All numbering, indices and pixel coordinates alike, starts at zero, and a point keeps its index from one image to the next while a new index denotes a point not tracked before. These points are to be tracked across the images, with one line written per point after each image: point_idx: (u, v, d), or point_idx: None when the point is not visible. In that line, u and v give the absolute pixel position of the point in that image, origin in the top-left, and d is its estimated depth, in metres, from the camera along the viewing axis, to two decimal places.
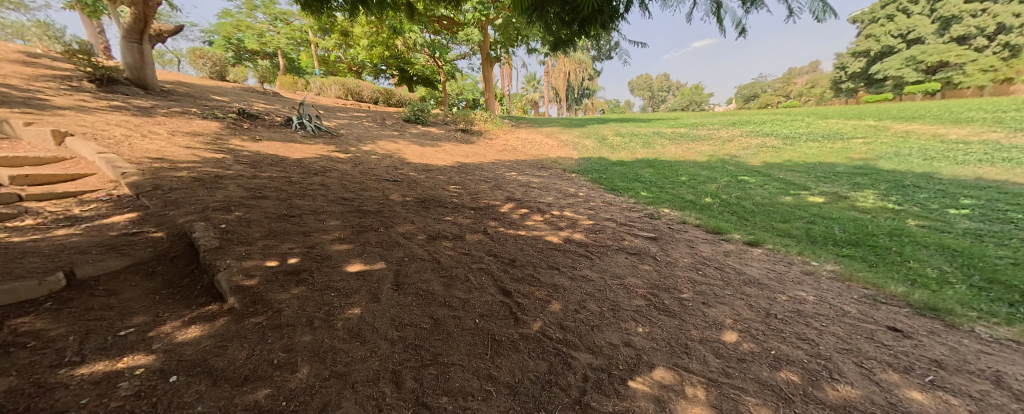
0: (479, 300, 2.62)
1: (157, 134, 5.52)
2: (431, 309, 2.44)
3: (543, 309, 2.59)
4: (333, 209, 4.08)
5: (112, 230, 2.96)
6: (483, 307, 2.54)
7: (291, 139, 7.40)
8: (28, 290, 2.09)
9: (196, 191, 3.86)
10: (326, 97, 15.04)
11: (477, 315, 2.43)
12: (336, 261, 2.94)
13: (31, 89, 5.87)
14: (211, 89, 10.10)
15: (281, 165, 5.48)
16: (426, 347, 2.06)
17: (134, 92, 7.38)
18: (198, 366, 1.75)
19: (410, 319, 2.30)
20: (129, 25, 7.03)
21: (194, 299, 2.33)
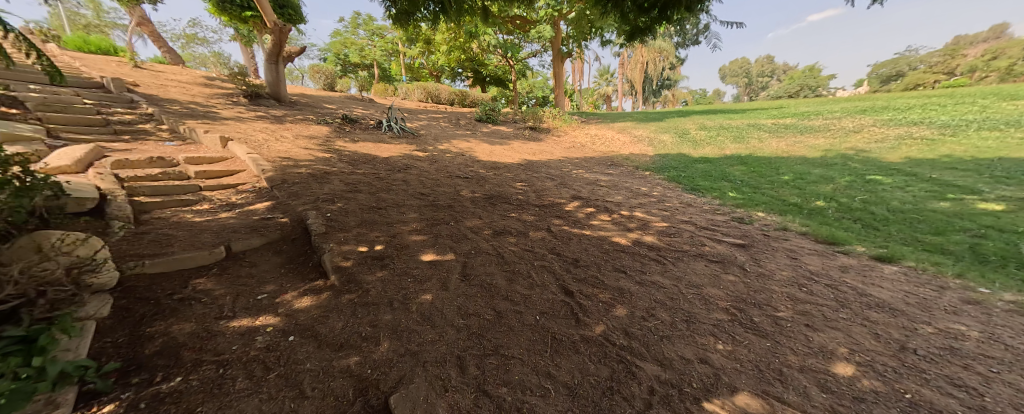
0: (540, 297, 2.63)
1: (286, 137, 6.78)
2: (494, 301, 2.53)
3: (607, 313, 2.48)
4: (412, 203, 4.51)
5: (254, 214, 3.74)
6: (544, 304, 2.55)
7: (381, 140, 8.39)
8: (204, 258, 2.82)
9: (310, 184, 4.65)
10: (411, 101, 16.63)
11: (538, 312, 2.44)
12: (413, 250, 3.25)
13: (208, 105, 7.75)
14: (323, 99, 12.00)
15: (372, 163, 6.26)
16: (488, 337, 2.15)
17: (272, 104, 9.19)
18: (307, 330, 2.12)
19: (475, 309, 2.43)
20: (269, 50, 8.74)
21: (306, 274, 2.82)
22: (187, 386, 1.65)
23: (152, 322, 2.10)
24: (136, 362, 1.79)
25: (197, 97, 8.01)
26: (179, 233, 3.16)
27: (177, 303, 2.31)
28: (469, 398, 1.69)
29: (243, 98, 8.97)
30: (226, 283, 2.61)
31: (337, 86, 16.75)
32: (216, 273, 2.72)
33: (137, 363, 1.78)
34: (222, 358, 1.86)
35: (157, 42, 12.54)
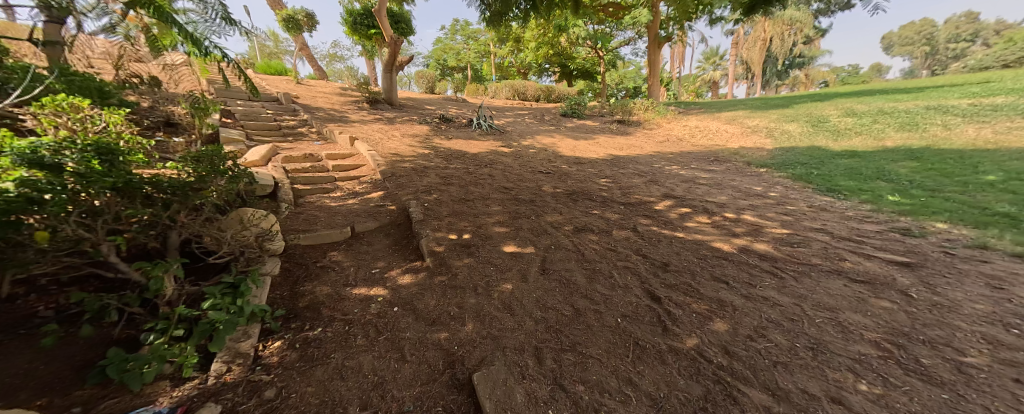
0: (623, 300, 2.49)
1: (395, 136, 7.84)
2: (573, 298, 2.50)
3: (703, 326, 2.20)
4: (497, 196, 4.74)
5: (370, 202, 4.46)
6: (627, 307, 2.40)
7: (472, 137, 9.01)
8: (337, 235, 3.48)
9: (412, 177, 5.29)
10: (499, 99, 17.39)
11: (619, 315, 2.31)
12: (496, 241, 3.42)
13: (341, 111, 9.46)
14: (425, 101, 13.47)
15: (463, 158, 6.79)
16: (566, 333, 2.14)
17: (386, 108, 10.73)
18: (407, 303, 2.45)
19: (553, 304, 2.44)
20: (386, 61, 10.19)
21: (407, 255, 3.24)
22: (324, 337, 2.12)
23: (302, 283, 2.72)
24: (293, 313, 2.37)
25: (334, 105, 9.85)
26: (320, 214, 3.97)
27: (318, 270, 2.93)
28: (546, 389, 1.72)
29: (365, 104, 10.68)
30: (350, 258, 3.19)
31: (436, 89, 18.57)
32: (343, 248, 3.34)
33: (294, 314, 2.36)
34: (346, 318, 2.31)
35: (309, 62, 15.81)
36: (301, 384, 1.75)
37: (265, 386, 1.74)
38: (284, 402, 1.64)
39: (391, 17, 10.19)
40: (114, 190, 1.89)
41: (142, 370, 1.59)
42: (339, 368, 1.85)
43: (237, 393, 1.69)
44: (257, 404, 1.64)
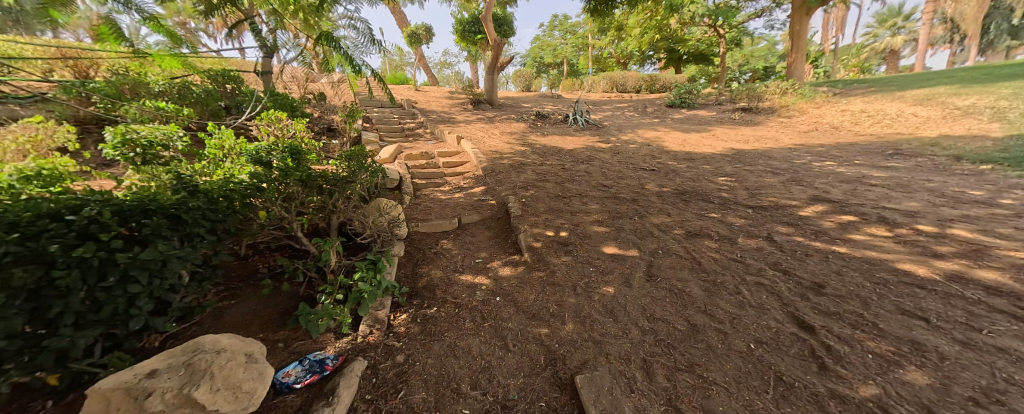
0: (755, 322, 2.13)
1: (495, 134, 8.31)
2: (689, 312, 2.25)
3: (885, 373, 1.72)
4: (594, 194, 4.59)
5: (474, 196, 4.84)
6: (761, 332, 2.05)
7: (567, 133, 8.92)
8: (447, 225, 3.89)
9: (511, 174, 5.53)
10: (596, 92, 16.74)
11: (752, 340, 1.99)
12: (595, 241, 3.32)
13: (450, 112, 10.49)
14: (522, 99, 13.91)
15: (559, 155, 6.78)
16: (681, 350, 1.94)
17: (487, 108, 11.47)
18: (508, 295, 2.58)
19: (664, 315, 2.24)
20: (488, 63, 10.86)
21: (507, 248, 3.42)
22: (439, 316, 2.41)
23: (421, 266, 3.14)
24: (415, 291, 2.76)
25: (443, 107, 11.00)
26: (433, 205, 4.50)
27: (432, 255, 3.34)
28: (658, 409, 1.60)
29: (469, 105, 11.61)
30: (457, 246, 3.53)
31: (532, 86, 18.96)
32: (452, 238, 3.72)
33: (415, 292, 2.74)
34: (456, 302, 2.58)
35: (424, 71, 17.96)
36: (423, 355, 2.03)
37: (396, 351, 2.08)
38: (411, 367, 1.94)
39: (494, 21, 10.78)
40: (297, 182, 2.61)
41: (319, 322, 2.09)
42: (452, 346, 2.08)
43: (377, 353, 2.07)
44: (391, 365, 1.98)
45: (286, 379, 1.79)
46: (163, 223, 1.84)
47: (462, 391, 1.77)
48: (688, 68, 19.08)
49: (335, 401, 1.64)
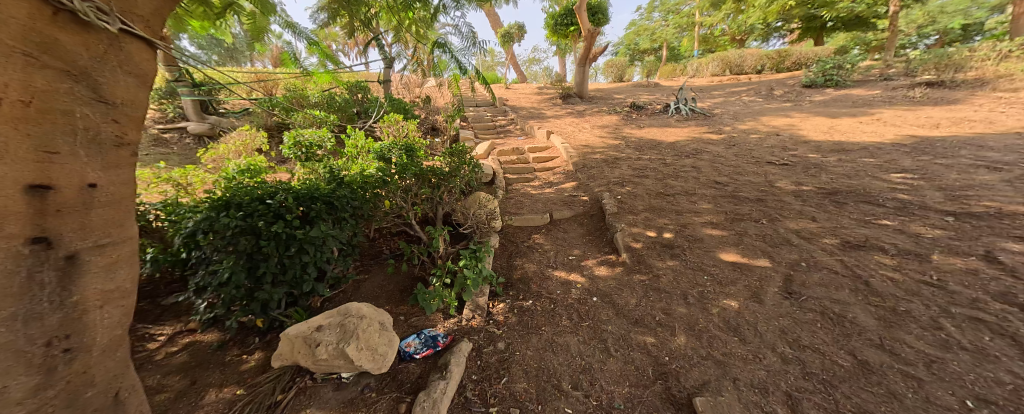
0: (970, 373, 1.68)
1: (586, 128, 8.08)
2: (855, 345, 1.93)
3: None
4: (704, 192, 4.15)
5: (565, 191, 4.80)
6: (982, 387, 1.61)
7: (668, 124, 8.15)
8: (538, 220, 3.94)
9: (604, 169, 5.32)
10: (702, 77, 14.85)
11: (968, 395, 1.58)
12: (708, 245, 3.09)
13: (540, 107, 10.60)
14: (615, 90, 13.20)
15: (659, 148, 6.29)
16: (842, 391, 1.69)
17: (577, 101, 11.23)
18: (606, 296, 2.61)
19: (815, 344, 1.97)
20: (580, 55, 10.59)
21: (602, 247, 3.39)
22: (535, 310, 2.52)
23: (515, 258, 3.25)
24: (510, 282, 2.89)
25: (532, 103, 11.16)
26: (524, 200, 4.60)
27: (525, 248, 3.43)
28: None
29: (558, 99, 11.51)
30: (549, 242, 3.56)
31: (625, 75, 17.78)
32: (544, 232, 3.76)
33: (511, 283, 2.87)
34: (551, 297, 2.65)
35: (514, 67, 18.45)
36: (522, 346, 2.17)
37: (497, 338, 2.25)
38: (511, 356, 2.10)
39: (589, 10, 10.37)
40: (412, 176, 2.96)
41: (431, 302, 2.33)
42: (550, 342, 2.20)
43: (480, 337, 2.25)
44: (493, 351, 2.15)
45: (408, 349, 2.07)
46: (323, 208, 2.30)
47: (564, 389, 1.87)
48: (832, 38, 15.31)
49: (449, 376, 1.87)
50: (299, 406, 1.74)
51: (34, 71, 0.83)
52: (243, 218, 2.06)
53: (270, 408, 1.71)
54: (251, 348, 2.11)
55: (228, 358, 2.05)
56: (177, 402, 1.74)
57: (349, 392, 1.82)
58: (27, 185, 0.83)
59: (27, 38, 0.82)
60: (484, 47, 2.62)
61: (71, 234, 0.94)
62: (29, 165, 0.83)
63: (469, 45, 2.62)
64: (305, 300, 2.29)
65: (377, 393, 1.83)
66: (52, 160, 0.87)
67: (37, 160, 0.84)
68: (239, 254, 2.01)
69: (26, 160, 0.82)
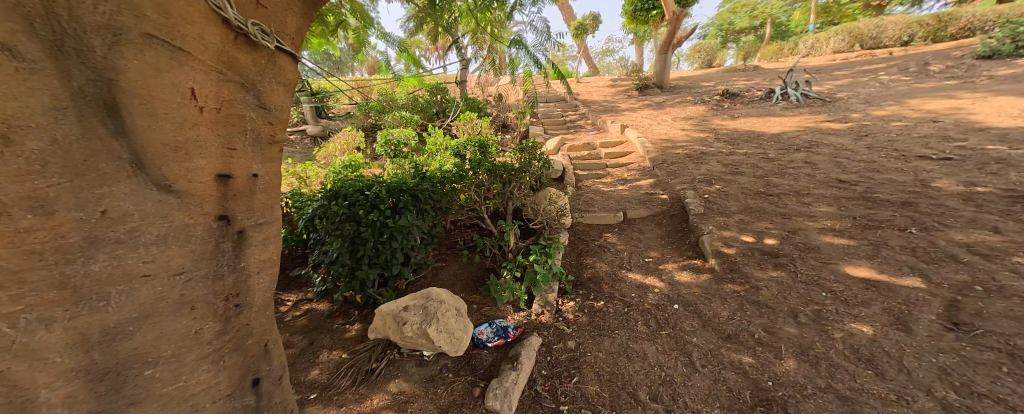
0: None
1: (666, 121, 7.45)
2: None
3: None
4: (824, 192, 3.63)
5: (640, 189, 4.50)
6: None
7: (771, 113, 7.09)
8: (610, 219, 3.76)
9: (688, 165, 4.86)
10: (818, 56, 12.61)
11: None
12: (828, 256, 2.70)
13: (614, 100, 10.12)
14: (702, 77, 11.92)
15: (757, 141, 5.54)
16: None
17: (657, 92, 10.44)
18: (690, 304, 2.45)
19: (993, 393, 1.56)
20: (663, 42, 9.86)
21: (684, 250, 3.16)
22: (607, 311, 2.42)
23: (585, 256, 3.15)
24: (580, 280, 2.81)
25: (605, 96, 10.70)
26: (596, 197, 4.42)
27: (596, 247, 3.30)
28: None
29: (634, 91, 10.83)
30: (623, 242, 3.38)
31: (714, 60, 15.86)
32: (617, 232, 3.58)
33: (581, 282, 2.80)
34: (625, 300, 2.53)
35: (587, 60, 17.89)
36: (593, 347, 2.11)
37: (567, 336, 2.21)
38: (583, 357, 2.05)
39: None
40: (485, 171, 3.07)
41: (502, 293, 2.40)
42: (624, 346, 2.10)
43: (550, 333, 2.24)
44: (563, 348, 2.12)
45: (480, 337, 2.16)
46: (409, 200, 2.52)
47: (640, 399, 1.77)
48: None
49: (519, 367, 1.90)
50: (389, 376, 1.96)
51: (217, 76, 0.80)
52: (348, 207, 2.38)
53: (366, 374, 1.98)
54: (351, 320, 2.45)
55: (335, 325, 2.41)
56: (298, 359, 2.15)
57: (429, 370, 1.99)
58: (214, 187, 0.82)
59: (217, 55, 0.79)
60: (559, 41, 2.55)
61: (242, 214, 0.92)
62: (217, 160, 0.83)
63: (543, 40, 2.57)
64: (394, 282, 2.55)
65: (453, 375, 1.95)
66: (233, 157, 0.86)
67: (221, 156, 0.83)
68: (344, 238, 2.34)
69: (216, 160, 0.82)
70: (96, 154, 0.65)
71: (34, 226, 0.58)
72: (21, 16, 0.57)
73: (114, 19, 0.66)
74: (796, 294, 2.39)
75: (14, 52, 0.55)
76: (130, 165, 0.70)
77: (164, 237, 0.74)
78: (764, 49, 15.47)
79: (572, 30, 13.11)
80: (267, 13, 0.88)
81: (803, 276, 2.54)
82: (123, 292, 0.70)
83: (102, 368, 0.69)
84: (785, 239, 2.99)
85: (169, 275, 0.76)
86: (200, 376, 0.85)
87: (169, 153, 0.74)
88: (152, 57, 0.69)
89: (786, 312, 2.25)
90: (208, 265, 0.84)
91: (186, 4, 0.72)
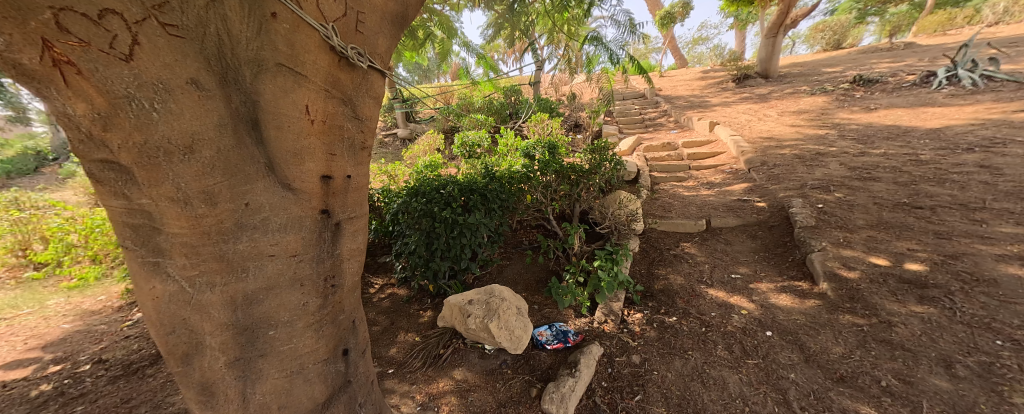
0: None
1: (770, 116, 6.42)
2: None
3: None
4: (1010, 206, 2.72)
5: (731, 195, 3.96)
6: None
7: (927, 102, 5.56)
8: (690, 227, 3.40)
9: (797, 168, 4.11)
10: (1014, 27, 9.61)
11: None
12: (1010, 293, 2.02)
13: (703, 94, 9.10)
14: (824, 62, 9.93)
15: (901, 138, 4.41)
16: None
17: (759, 82, 9.05)
18: (788, 332, 2.09)
19: None
20: (773, 22, 8.53)
21: (785, 269, 2.69)
22: (680, 328, 2.21)
23: (657, 266, 2.91)
24: (650, 292, 2.62)
25: (694, 90, 9.65)
26: (674, 202, 4.04)
27: (672, 256, 3.02)
28: None
29: (730, 82, 9.53)
30: (704, 254, 3.03)
31: (845, 40, 12.91)
32: (697, 241, 3.22)
33: (651, 293, 2.60)
34: (703, 319, 2.28)
35: (673, 51, 16.48)
36: (662, 366, 1.95)
37: (632, 349, 2.09)
38: (648, 374, 1.91)
39: None
40: (553, 172, 3.06)
41: (564, 297, 2.36)
42: (699, 370, 1.89)
43: (613, 344, 2.15)
44: (627, 362, 2.01)
45: (540, 338, 2.17)
46: (478, 199, 2.66)
47: None
48: None
49: (577, 375, 1.85)
50: (454, 363, 2.12)
51: (325, 94, 0.93)
52: (425, 203, 2.61)
53: (435, 358, 2.17)
54: (425, 307, 2.71)
55: (411, 310, 2.69)
56: (381, 336, 2.46)
57: (491, 363, 2.08)
58: (318, 186, 0.98)
59: (326, 77, 0.92)
60: (643, 33, 2.41)
61: (340, 208, 1.07)
62: (322, 164, 0.98)
63: (624, 33, 2.45)
64: (462, 275, 2.74)
65: (512, 372, 2.01)
66: (333, 161, 1.00)
67: (324, 159, 0.98)
68: (421, 231, 2.58)
69: (320, 163, 0.97)
70: (244, 159, 0.85)
71: (206, 215, 0.80)
72: (204, 57, 0.77)
73: (260, 54, 0.83)
74: (951, 338, 1.84)
75: (199, 85, 0.74)
76: (264, 168, 0.89)
77: (284, 225, 0.92)
78: (923, 19, 12.12)
79: (658, 20, 12.12)
80: (365, 36, 0.98)
81: (966, 316, 1.94)
82: (256, 267, 0.90)
83: (241, 323, 0.92)
84: (939, 265, 2.32)
85: (287, 256, 0.94)
86: (306, 341, 1.04)
87: (289, 158, 0.92)
88: (282, 81, 0.86)
89: (934, 359, 1.75)
90: (314, 250, 1.00)
91: (305, 36, 0.86)
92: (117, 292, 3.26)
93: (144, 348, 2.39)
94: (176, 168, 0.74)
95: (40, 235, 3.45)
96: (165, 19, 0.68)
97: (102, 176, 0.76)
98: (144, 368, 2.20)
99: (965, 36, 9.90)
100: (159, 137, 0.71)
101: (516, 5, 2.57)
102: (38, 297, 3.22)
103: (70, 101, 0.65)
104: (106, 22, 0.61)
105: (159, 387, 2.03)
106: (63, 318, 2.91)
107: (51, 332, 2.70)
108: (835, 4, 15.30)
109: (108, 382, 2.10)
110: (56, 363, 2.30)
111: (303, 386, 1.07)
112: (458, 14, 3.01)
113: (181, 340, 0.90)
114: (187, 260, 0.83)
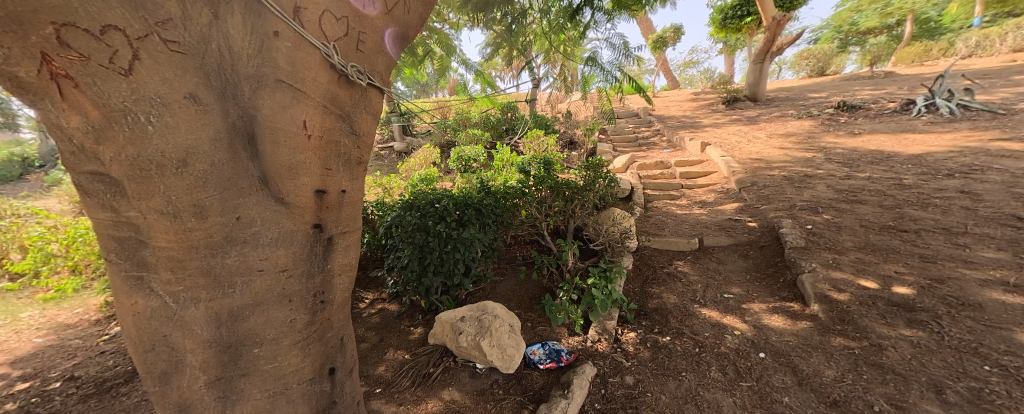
0: None
1: (759, 138, 6.59)
2: None
3: None
4: (991, 232, 2.80)
5: (723, 214, 4.02)
6: None
7: (907, 128, 5.78)
8: (684, 245, 3.43)
9: (787, 189, 4.20)
10: (987, 60, 10.12)
11: None
12: (995, 317, 2.05)
13: (694, 115, 9.36)
14: (810, 87, 10.31)
15: (885, 162, 4.55)
16: None
17: (748, 105, 9.36)
18: (781, 354, 2.08)
19: None
20: (761, 48, 8.87)
21: (777, 290, 2.72)
22: (674, 348, 2.20)
23: (651, 284, 2.91)
24: (643, 310, 2.61)
25: (686, 111, 9.90)
26: (668, 220, 4.07)
27: (666, 275, 3.03)
28: None
29: (720, 105, 9.83)
30: (697, 273, 3.05)
31: (829, 67, 13.41)
32: (690, 260, 3.25)
33: (644, 312, 2.59)
34: (696, 339, 2.27)
35: (665, 73, 17.01)
36: (656, 388, 1.92)
37: (625, 370, 2.07)
38: (641, 396, 1.89)
39: None
40: (547, 188, 3.10)
41: (558, 314, 2.33)
42: (693, 392, 1.87)
43: (607, 364, 2.12)
44: (620, 383, 1.99)
45: (533, 357, 2.14)
46: (473, 213, 2.66)
47: None
48: None
49: (570, 396, 1.81)
50: (443, 382, 2.06)
51: (324, 109, 0.93)
52: (420, 217, 2.59)
53: (424, 377, 2.10)
54: (416, 323, 2.66)
55: (401, 326, 2.64)
56: (370, 352, 2.40)
57: (481, 383, 2.03)
58: (312, 200, 0.97)
59: (325, 93, 0.92)
60: (637, 55, 2.50)
61: (334, 223, 1.05)
62: (317, 178, 0.96)
63: (619, 55, 2.53)
64: (455, 291, 2.69)
65: (503, 392, 1.96)
66: (329, 175, 0.99)
67: (320, 174, 0.97)
68: (414, 245, 2.56)
69: (316, 178, 0.95)
70: (237, 173, 0.84)
71: (195, 229, 0.79)
72: (204, 73, 0.77)
73: (260, 70, 0.83)
74: (941, 362, 1.85)
75: (197, 100, 0.74)
76: (258, 181, 0.87)
77: (275, 240, 0.90)
78: (901, 50, 12.77)
79: (650, 44, 12.53)
80: (365, 55, 0.99)
81: (954, 341, 1.95)
82: (244, 283, 0.88)
83: (225, 341, 0.89)
84: (925, 289, 2.35)
85: (276, 271, 0.92)
86: (291, 360, 1.00)
87: (284, 172, 0.90)
88: (280, 97, 0.86)
89: (924, 384, 1.75)
90: (305, 266, 0.98)
91: (306, 54, 0.87)
92: (95, 305, 3.13)
93: (118, 365, 2.28)
94: (166, 181, 0.74)
95: (19, 244, 3.35)
96: (167, 35, 0.70)
97: (90, 188, 0.75)
98: (118, 387, 2.09)
99: (941, 68, 10.40)
100: (153, 150, 0.71)
101: (515, 25, 2.67)
102: (11, 310, 3.08)
103: (65, 114, 0.66)
104: (107, 37, 0.63)
105: (132, 407, 1.93)
106: (36, 331, 2.79)
107: (21, 347, 2.58)
108: (816, 34, 16.08)
109: (78, 401, 2.00)
110: (24, 382, 2.19)
111: (286, 407, 1.02)
112: (457, 33, 3.09)
113: (161, 358, 0.87)
114: (173, 275, 0.82)
